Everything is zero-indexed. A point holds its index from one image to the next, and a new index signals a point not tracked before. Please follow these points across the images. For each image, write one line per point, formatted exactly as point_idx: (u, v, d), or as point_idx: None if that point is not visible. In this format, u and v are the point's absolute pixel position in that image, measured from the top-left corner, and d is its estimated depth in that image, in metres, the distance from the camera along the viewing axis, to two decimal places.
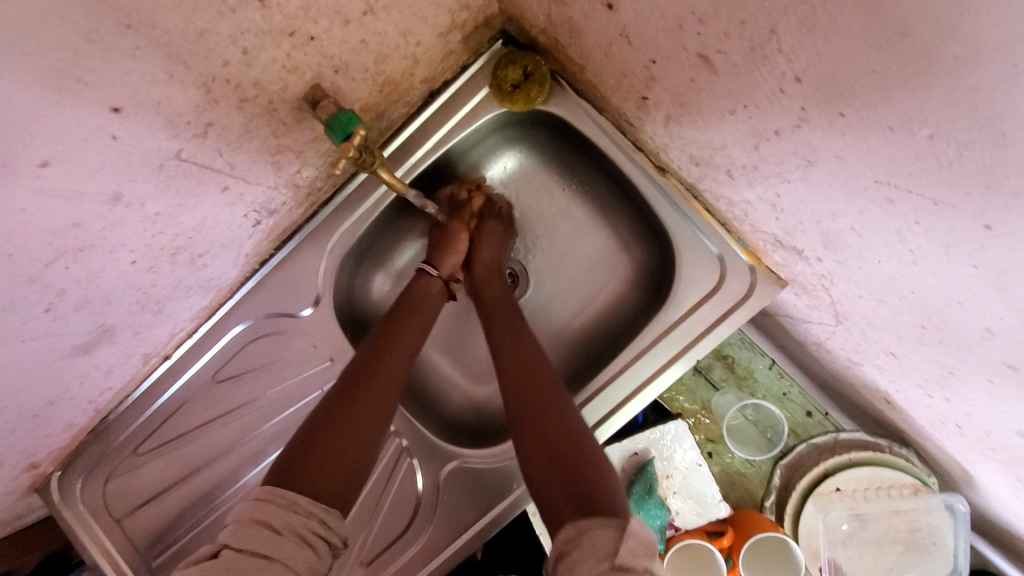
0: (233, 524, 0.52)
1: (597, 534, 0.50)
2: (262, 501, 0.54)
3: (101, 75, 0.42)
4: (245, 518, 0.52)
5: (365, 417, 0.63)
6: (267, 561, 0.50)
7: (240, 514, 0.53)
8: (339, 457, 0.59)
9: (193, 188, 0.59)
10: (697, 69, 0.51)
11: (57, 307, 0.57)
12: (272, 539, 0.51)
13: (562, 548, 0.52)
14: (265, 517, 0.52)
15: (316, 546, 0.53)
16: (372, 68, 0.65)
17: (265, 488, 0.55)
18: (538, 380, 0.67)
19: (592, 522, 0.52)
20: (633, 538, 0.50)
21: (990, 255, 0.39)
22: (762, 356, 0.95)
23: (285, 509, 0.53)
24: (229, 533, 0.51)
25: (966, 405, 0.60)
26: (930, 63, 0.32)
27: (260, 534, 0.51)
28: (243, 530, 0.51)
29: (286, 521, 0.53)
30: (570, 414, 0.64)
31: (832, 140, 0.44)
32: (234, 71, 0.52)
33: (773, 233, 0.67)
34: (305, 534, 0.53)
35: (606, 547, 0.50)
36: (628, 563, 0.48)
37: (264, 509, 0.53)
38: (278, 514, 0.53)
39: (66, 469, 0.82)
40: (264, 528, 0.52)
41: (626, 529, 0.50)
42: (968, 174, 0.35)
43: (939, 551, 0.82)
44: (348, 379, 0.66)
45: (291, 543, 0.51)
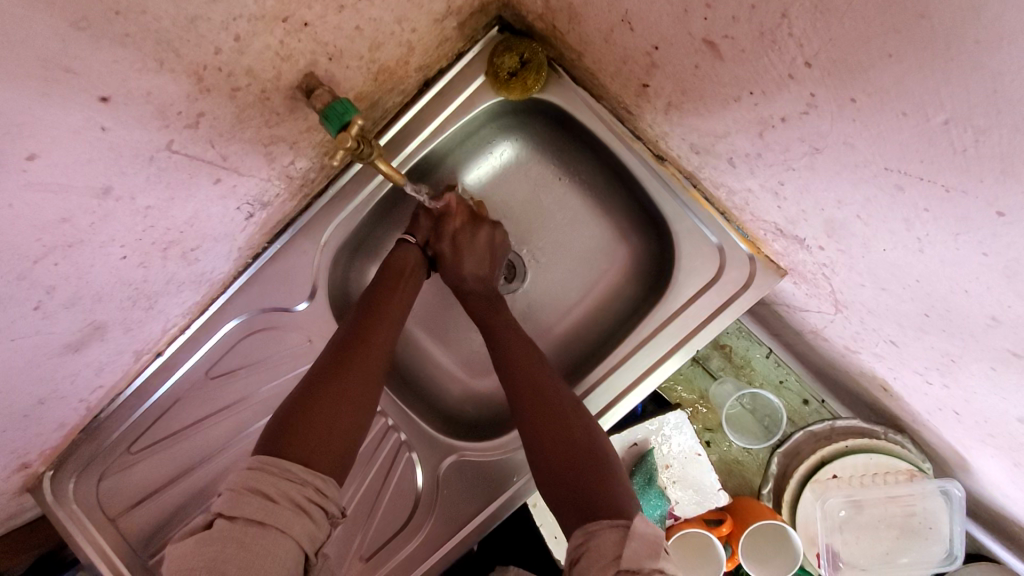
0: (226, 493, 0.51)
1: (605, 539, 0.53)
2: (255, 470, 0.53)
3: (89, 65, 0.41)
4: (237, 487, 0.51)
5: (351, 395, 0.63)
6: (262, 528, 0.49)
7: (232, 483, 0.52)
8: (328, 435, 0.59)
9: (184, 181, 0.57)
10: (702, 56, 0.50)
11: (46, 305, 0.55)
12: (266, 506, 0.50)
13: (574, 554, 0.55)
14: (259, 486, 0.52)
15: (312, 512, 0.53)
16: (367, 56, 0.63)
17: (257, 457, 0.55)
18: (542, 388, 0.70)
19: (599, 526, 0.55)
20: (637, 539, 0.52)
21: (1002, 243, 0.38)
22: (760, 345, 0.96)
23: (279, 477, 0.53)
24: (221, 504, 0.50)
25: (965, 392, 0.61)
26: (949, 47, 0.32)
27: (253, 502, 0.50)
28: (236, 498, 0.50)
29: (281, 488, 0.52)
30: (575, 419, 0.67)
31: (842, 127, 0.43)
32: (226, 59, 0.50)
33: (774, 221, 0.66)
34: (300, 501, 0.52)
35: (611, 551, 0.52)
36: (635, 565, 0.50)
37: (258, 478, 0.52)
38: (272, 482, 0.52)
39: (58, 468, 0.81)
40: (258, 495, 0.51)
41: (631, 529, 0.53)
42: (983, 160, 0.35)
43: (935, 535, 0.84)
44: (333, 359, 0.66)
45: (286, 509, 0.51)
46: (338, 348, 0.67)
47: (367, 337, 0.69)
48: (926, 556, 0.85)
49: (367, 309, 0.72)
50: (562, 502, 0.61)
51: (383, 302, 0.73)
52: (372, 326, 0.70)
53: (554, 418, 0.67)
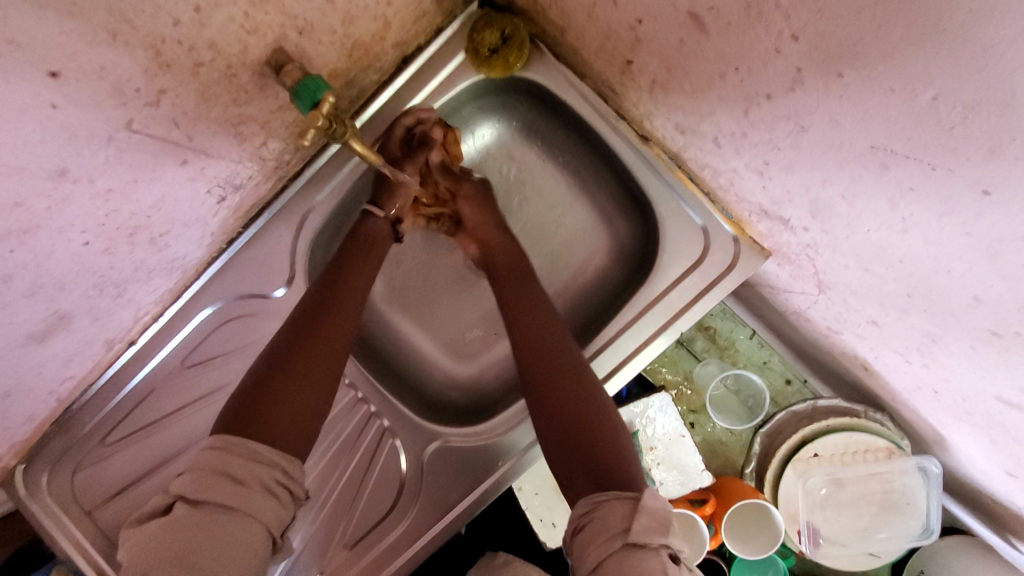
0: (189, 474, 0.50)
1: (613, 510, 0.54)
2: (219, 450, 0.52)
3: (34, 36, 0.38)
4: (202, 468, 0.50)
5: (302, 399, 0.60)
6: (231, 512, 0.48)
7: (195, 464, 0.51)
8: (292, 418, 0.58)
9: (148, 162, 0.55)
10: (686, 30, 0.49)
11: (5, 294, 0.52)
12: (233, 489, 0.49)
13: (579, 522, 0.56)
14: (226, 467, 0.51)
15: (281, 496, 0.52)
16: (340, 31, 0.60)
17: (222, 438, 0.53)
18: (555, 352, 0.69)
19: (606, 498, 0.55)
20: (647, 513, 0.52)
21: (986, 223, 0.38)
22: (743, 326, 0.97)
23: (247, 460, 0.52)
24: (184, 485, 0.49)
25: (944, 370, 0.61)
26: (939, 18, 0.30)
27: (219, 484, 0.49)
28: (202, 479, 0.49)
29: (248, 471, 0.51)
30: (588, 384, 0.67)
31: (828, 104, 0.42)
32: (186, 32, 0.47)
33: (758, 202, 0.66)
34: (269, 485, 0.52)
35: (619, 523, 0.53)
36: (642, 541, 0.51)
37: (222, 459, 0.51)
38: (237, 464, 0.51)
39: (30, 461, 0.78)
40: (226, 478, 0.50)
41: (641, 504, 0.53)
42: (970, 138, 0.34)
43: (912, 511, 0.85)
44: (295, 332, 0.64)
45: (256, 493, 0.50)
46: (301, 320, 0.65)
47: (332, 312, 0.66)
48: (903, 532, 0.86)
49: (332, 284, 0.69)
50: (566, 466, 0.62)
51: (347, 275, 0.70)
52: (334, 302, 0.67)
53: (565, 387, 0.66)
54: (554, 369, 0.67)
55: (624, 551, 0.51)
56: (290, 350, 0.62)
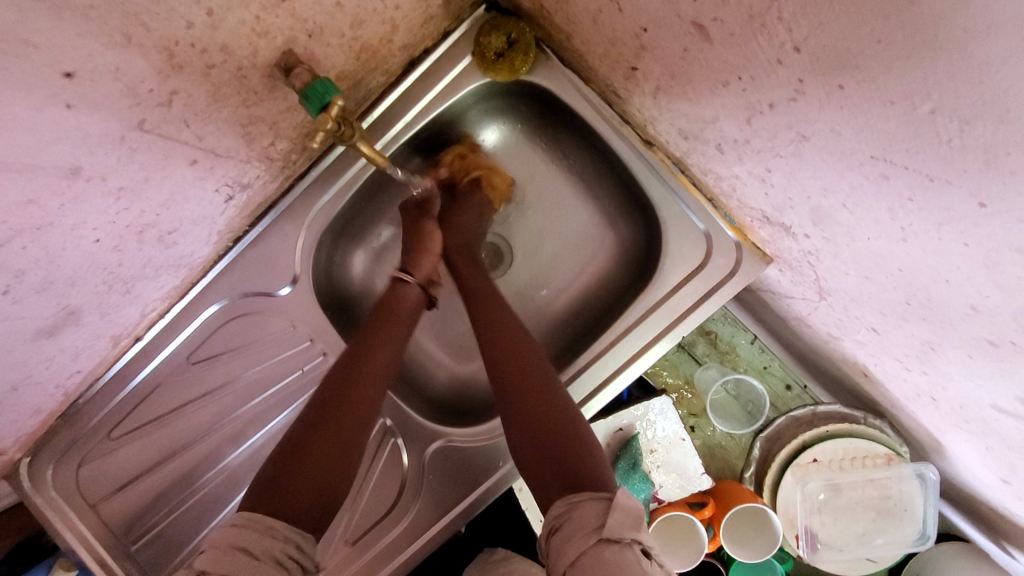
0: (207, 550, 0.49)
1: (587, 509, 0.53)
2: (240, 526, 0.52)
3: (51, 38, 0.39)
4: (220, 544, 0.50)
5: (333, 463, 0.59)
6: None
7: (214, 540, 0.50)
8: (316, 492, 0.57)
9: (158, 162, 0.56)
10: (691, 39, 0.50)
11: (16, 290, 0.53)
12: (249, 563, 0.49)
13: (553, 524, 0.55)
14: (243, 543, 0.50)
15: (292, 568, 0.51)
16: (348, 34, 0.61)
17: (242, 515, 0.53)
18: (522, 356, 0.68)
19: (581, 498, 0.55)
20: (621, 511, 0.52)
21: (983, 234, 0.38)
22: (744, 331, 0.97)
23: (263, 534, 0.52)
24: (204, 560, 0.49)
25: (942, 378, 0.62)
26: (937, 35, 0.31)
27: (237, 560, 0.49)
28: (219, 556, 0.49)
29: (264, 547, 0.51)
30: (556, 390, 0.66)
31: (829, 114, 0.43)
32: (198, 35, 0.48)
33: (760, 209, 0.66)
34: (282, 558, 0.51)
35: (594, 520, 0.52)
36: (615, 535, 0.50)
37: (240, 535, 0.51)
38: (255, 539, 0.51)
39: (35, 455, 0.79)
40: (241, 552, 0.49)
41: (613, 502, 0.53)
42: (969, 150, 0.35)
43: (909, 517, 0.86)
44: (325, 403, 0.62)
45: (269, 567, 0.49)
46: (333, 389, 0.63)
47: (360, 380, 0.64)
48: (900, 537, 0.87)
49: (360, 351, 0.67)
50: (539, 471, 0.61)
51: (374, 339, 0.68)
52: (361, 370, 0.65)
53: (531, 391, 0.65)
54: (521, 373, 0.67)
55: (597, 546, 0.49)
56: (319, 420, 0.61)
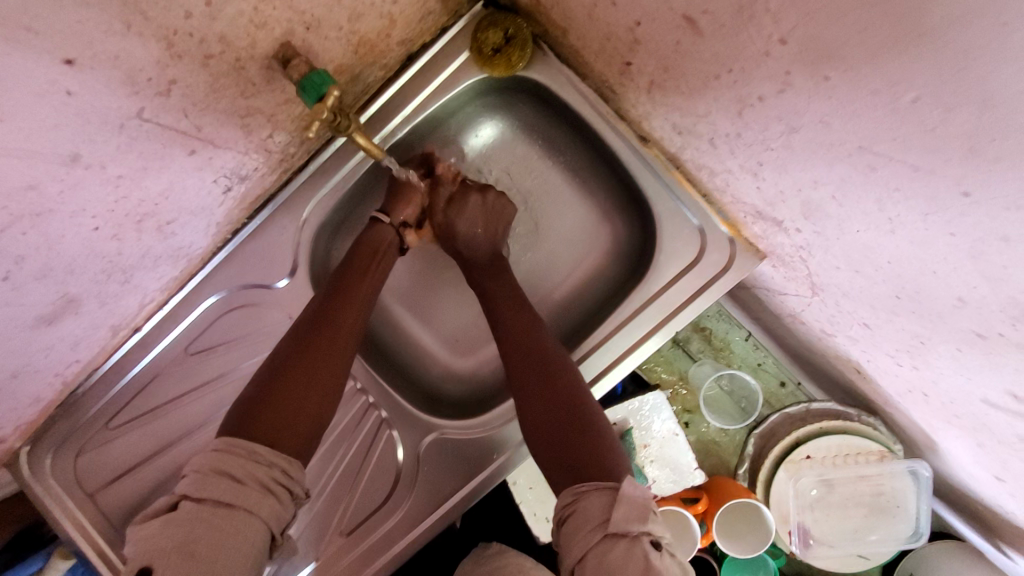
0: (192, 474, 0.52)
1: (594, 502, 0.56)
2: (220, 452, 0.53)
3: (53, 25, 0.40)
4: (204, 468, 0.52)
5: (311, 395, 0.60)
6: (231, 510, 0.50)
7: (198, 465, 0.52)
8: (296, 414, 0.58)
9: (157, 150, 0.56)
10: (682, 32, 0.50)
11: (16, 276, 0.54)
12: (234, 487, 0.51)
13: (563, 514, 0.58)
14: (227, 467, 0.52)
15: (279, 494, 0.53)
16: (346, 27, 0.62)
17: (223, 439, 0.54)
18: (539, 348, 0.70)
19: (587, 488, 0.57)
20: (626, 503, 0.54)
21: (968, 223, 0.39)
22: (739, 328, 0.98)
23: (247, 458, 0.53)
24: (188, 485, 0.51)
25: (933, 373, 0.62)
26: (918, 24, 0.31)
27: (222, 483, 0.51)
28: (203, 479, 0.51)
29: (248, 470, 0.52)
30: (563, 375, 0.68)
31: (817, 106, 0.43)
32: (197, 24, 0.49)
33: (753, 204, 0.67)
34: (267, 483, 0.53)
35: (600, 514, 0.55)
36: (622, 529, 0.53)
37: (223, 459, 0.52)
38: (239, 464, 0.52)
39: (34, 443, 0.80)
40: (225, 477, 0.51)
41: (619, 494, 0.55)
42: (952, 139, 0.35)
43: (902, 513, 0.86)
44: (299, 337, 0.64)
45: (254, 491, 0.51)
46: (304, 326, 0.65)
47: (336, 314, 0.67)
48: (894, 534, 0.88)
49: (334, 292, 0.69)
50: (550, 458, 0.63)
51: (351, 283, 0.70)
52: (337, 308, 0.67)
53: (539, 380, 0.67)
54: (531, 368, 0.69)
55: (605, 540, 0.53)
56: (296, 350, 0.63)
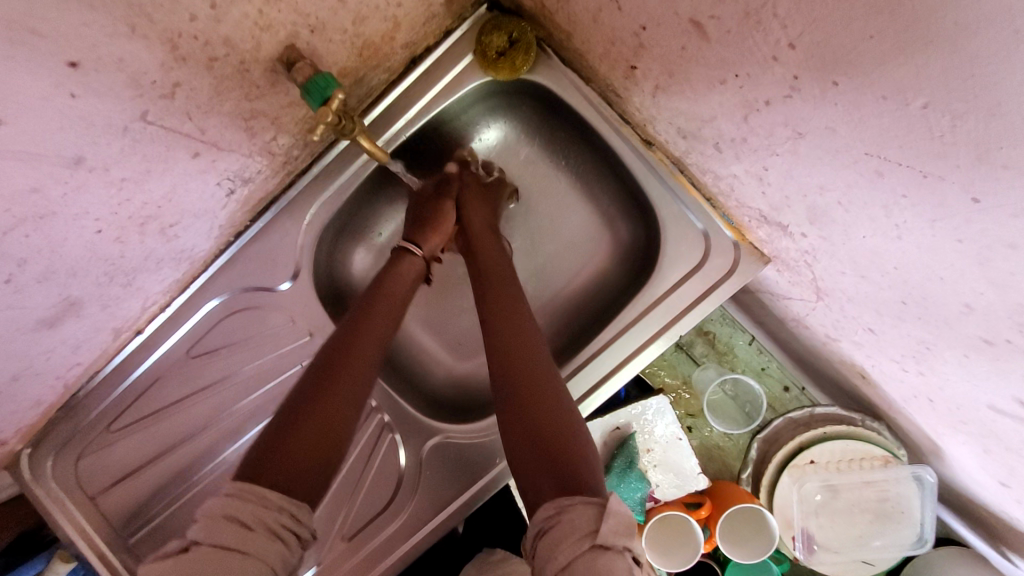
0: (201, 519, 0.47)
1: (578, 514, 0.49)
2: (232, 496, 0.49)
3: (58, 28, 0.40)
4: (212, 514, 0.48)
5: (323, 438, 0.57)
6: (240, 558, 0.45)
7: (207, 508, 0.48)
8: (315, 448, 0.56)
9: (160, 153, 0.56)
10: (688, 36, 0.50)
11: (19, 279, 0.54)
12: (243, 535, 0.46)
13: (541, 526, 0.51)
14: (237, 514, 0.48)
15: (287, 540, 0.49)
16: (350, 31, 0.62)
17: (235, 483, 0.51)
18: (527, 352, 0.65)
19: (573, 501, 0.50)
20: (613, 517, 0.48)
21: (976, 229, 0.38)
22: (742, 332, 0.98)
23: (257, 504, 0.49)
24: (198, 530, 0.47)
25: (939, 378, 0.62)
26: (928, 29, 0.31)
27: (232, 531, 0.47)
28: (212, 525, 0.47)
29: (257, 515, 0.49)
30: (548, 380, 0.63)
31: (824, 111, 0.43)
32: (201, 28, 0.48)
33: (758, 208, 0.67)
34: (276, 530, 0.49)
35: (585, 525, 0.48)
36: (609, 542, 0.46)
37: (235, 504, 0.48)
38: (252, 510, 0.49)
39: (36, 446, 0.80)
40: (233, 525, 0.47)
41: (608, 508, 0.49)
42: (960, 145, 0.35)
43: (907, 519, 0.86)
44: (318, 370, 0.63)
45: (263, 539, 0.47)
46: (323, 360, 0.64)
47: (353, 345, 0.66)
48: (898, 540, 0.87)
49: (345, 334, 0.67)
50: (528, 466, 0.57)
51: (369, 310, 0.70)
52: (353, 343, 0.66)
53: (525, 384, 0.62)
54: (518, 369, 0.64)
55: (591, 554, 0.46)
56: (316, 382, 0.62)
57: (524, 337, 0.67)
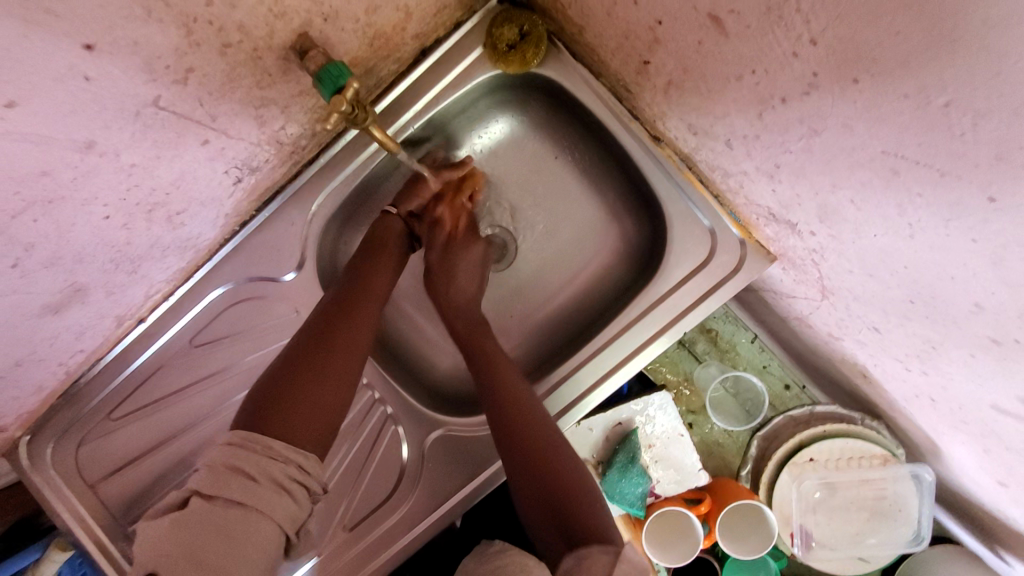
0: (205, 470, 0.50)
1: (596, 561, 0.53)
2: (235, 446, 0.52)
3: (74, 9, 0.39)
4: (217, 464, 0.50)
5: (322, 403, 0.59)
6: (244, 509, 0.48)
7: (211, 459, 0.51)
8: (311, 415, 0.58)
9: (171, 140, 0.56)
10: (706, 32, 0.50)
11: (26, 263, 0.54)
12: (247, 486, 0.49)
13: (561, 574, 0.54)
14: (240, 463, 0.50)
15: (294, 493, 0.52)
16: (363, 20, 0.61)
17: (238, 434, 0.53)
18: (522, 404, 0.71)
19: (589, 550, 0.55)
20: (627, 562, 0.52)
21: (991, 229, 0.39)
22: (745, 330, 0.98)
23: (261, 455, 0.52)
24: (201, 482, 0.49)
25: (942, 378, 0.62)
26: (955, 26, 0.31)
27: (234, 481, 0.49)
28: (216, 477, 0.49)
29: (262, 468, 0.51)
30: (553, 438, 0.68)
31: (842, 108, 0.43)
32: (216, 12, 0.48)
33: (767, 206, 0.67)
34: (282, 482, 0.51)
35: (602, 568, 0.52)
36: None
37: (239, 457, 0.51)
38: (254, 461, 0.51)
39: (35, 433, 0.79)
40: (239, 475, 0.50)
41: (622, 555, 0.53)
42: (980, 144, 0.35)
43: (904, 518, 0.87)
44: (307, 346, 0.64)
45: (268, 490, 0.50)
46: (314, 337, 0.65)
47: (350, 321, 0.67)
48: (893, 538, 0.88)
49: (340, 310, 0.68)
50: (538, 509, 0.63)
51: (368, 282, 0.72)
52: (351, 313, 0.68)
53: (533, 441, 0.67)
54: (522, 421, 0.69)
55: None
56: (304, 355, 0.63)
57: (522, 398, 0.71)
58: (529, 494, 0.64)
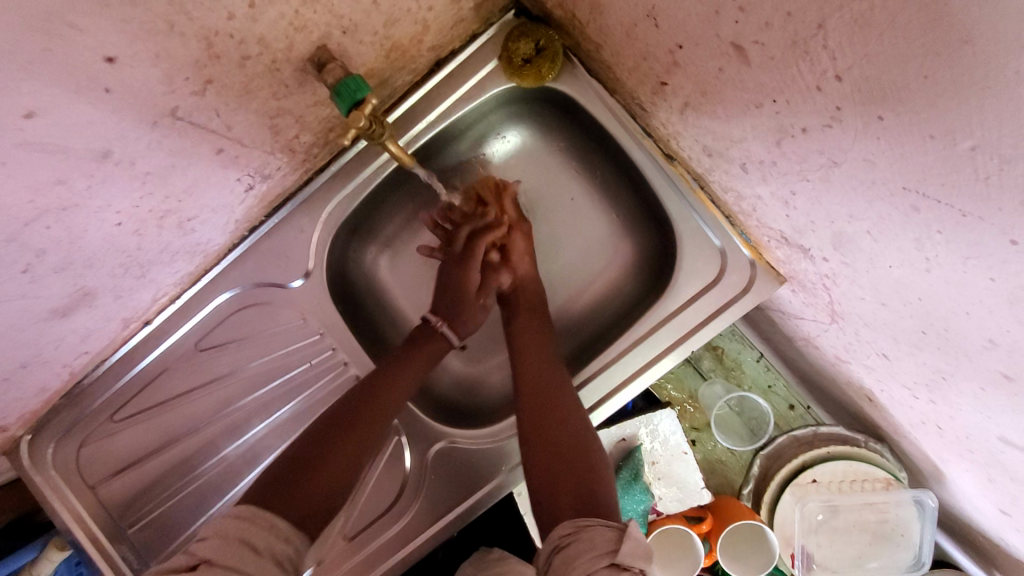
0: (210, 537, 0.52)
1: (598, 534, 0.53)
2: (244, 519, 0.54)
3: (95, 23, 0.39)
4: (227, 534, 0.52)
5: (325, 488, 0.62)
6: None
7: (220, 529, 0.53)
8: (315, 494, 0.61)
9: (186, 149, 0.55)
10: (728, 59, 0.50)
11: (36, 268, 0.53)
12: (256, 558, 0.51)
13: (557, 541, 0.55)
14: (250, 537, 0.53)
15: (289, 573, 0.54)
16: (381, 33, 0.61)
17: (247, 507, 0.56)
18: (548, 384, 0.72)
19: (592, 522, 0.55)
20: (633, 539, 0.52)
21: (1011, 271, 0.38)
22: (751, 349, 0.99)
23: (268, 531, 0.54)
24: (210, 548, 0.51)
25: (951, 409, 0.62)
26: (987, 74, 0.31)
27: (242, 550, 0.51)
28: (224, 544, 0.51)
29: (267, 542, 0.54)
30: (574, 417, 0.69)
31: (864, 143, 0.43)
32: (238, 26, 0.48)
33: (779, 230, 0.67)
34: (280, 558, 0.54)
35: (606, 545, 0.52)
36: (627, 562, 0.50)
37: (247, 528, 0.53)
38: (259, 534, 0.53)
39: (36, 433, 0.79)
40: (246, 546, 0.52)
41: (626, 530, 0.53)
42: (1005, 189, 0.35)
43: (905, 543, 0.85)
44: (342, 418, 0.68)
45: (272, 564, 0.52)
46: (348, 406, 0.70)
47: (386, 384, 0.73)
48: (894, 562, 0.87)
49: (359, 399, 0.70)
50: (556, 490, 0.62)
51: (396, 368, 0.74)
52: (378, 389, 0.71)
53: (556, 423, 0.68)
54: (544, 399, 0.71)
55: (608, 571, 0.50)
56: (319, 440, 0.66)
57: (549, 377, 0.73)
58: (548, 477, 0.64)
